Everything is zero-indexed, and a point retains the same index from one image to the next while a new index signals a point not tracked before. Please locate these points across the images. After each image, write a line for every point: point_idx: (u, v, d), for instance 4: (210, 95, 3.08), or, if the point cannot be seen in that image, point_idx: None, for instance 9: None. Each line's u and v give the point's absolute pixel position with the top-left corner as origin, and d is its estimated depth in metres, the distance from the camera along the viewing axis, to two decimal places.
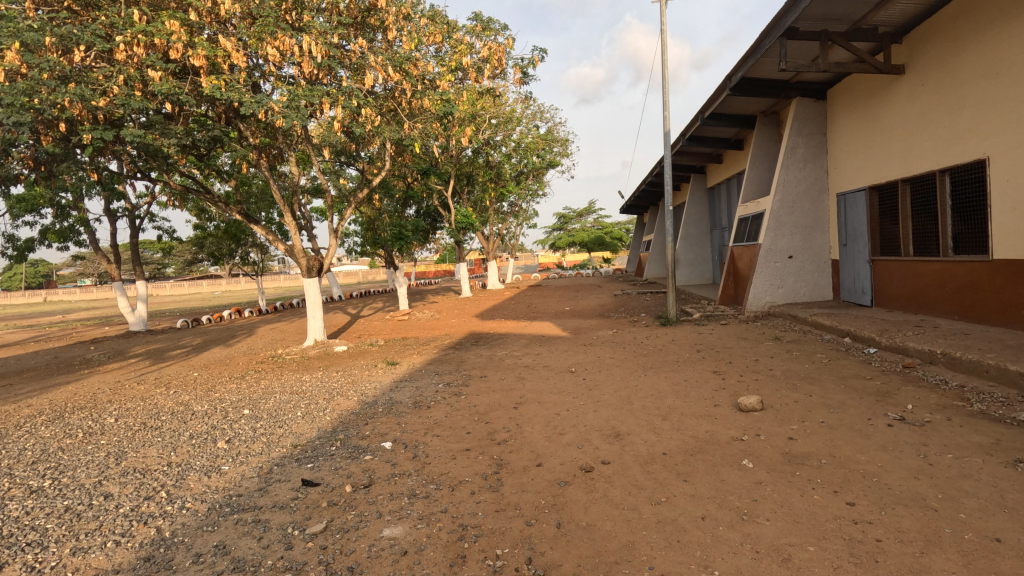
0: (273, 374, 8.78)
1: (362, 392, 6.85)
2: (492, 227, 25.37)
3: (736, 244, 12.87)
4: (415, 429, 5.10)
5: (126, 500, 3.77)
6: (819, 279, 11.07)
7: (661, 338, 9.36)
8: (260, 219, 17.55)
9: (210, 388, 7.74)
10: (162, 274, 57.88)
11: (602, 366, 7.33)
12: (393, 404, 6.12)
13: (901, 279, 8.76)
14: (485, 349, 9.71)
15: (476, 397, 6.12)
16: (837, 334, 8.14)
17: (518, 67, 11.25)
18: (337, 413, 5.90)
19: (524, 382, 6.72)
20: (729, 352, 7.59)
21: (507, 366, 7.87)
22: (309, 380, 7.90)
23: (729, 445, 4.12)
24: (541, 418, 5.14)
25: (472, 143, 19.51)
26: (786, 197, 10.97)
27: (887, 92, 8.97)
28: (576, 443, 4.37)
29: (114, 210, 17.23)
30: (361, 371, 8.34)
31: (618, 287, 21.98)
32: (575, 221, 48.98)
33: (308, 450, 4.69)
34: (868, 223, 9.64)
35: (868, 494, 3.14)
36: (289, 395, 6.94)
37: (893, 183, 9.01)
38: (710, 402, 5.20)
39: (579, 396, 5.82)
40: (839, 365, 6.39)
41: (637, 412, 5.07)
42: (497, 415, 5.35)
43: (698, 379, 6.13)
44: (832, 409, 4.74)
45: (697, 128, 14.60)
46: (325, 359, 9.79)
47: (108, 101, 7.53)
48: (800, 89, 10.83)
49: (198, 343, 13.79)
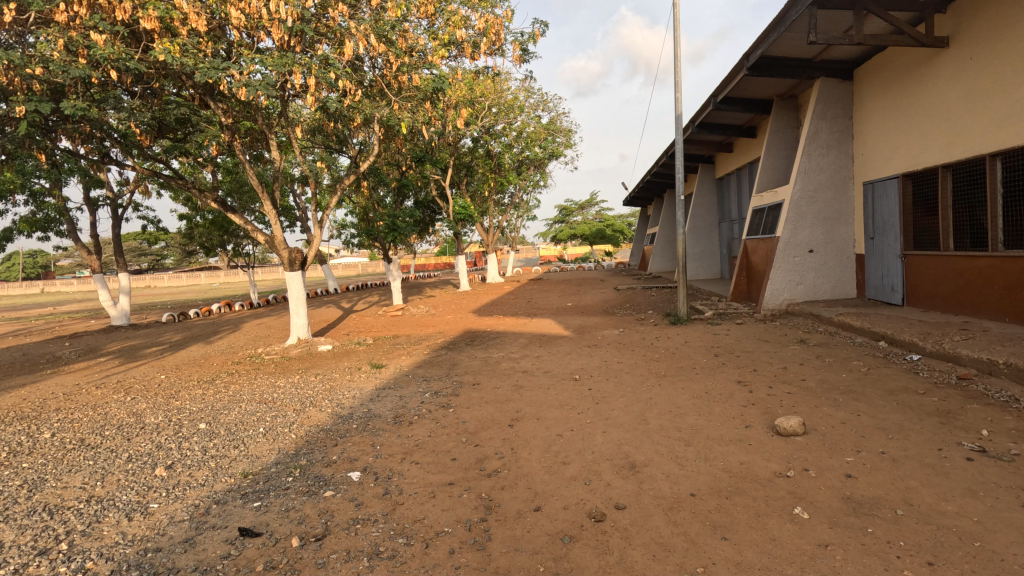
0: (247, 376, 7.99)
1: (338, 402, 6.06)
2: (491, 219, 24.53)
3: (751, 237, 12.03)
4: (391, 454, 4.30)
5: (13, 556, 2.97)
6: (841, 275, 10.27)
7: (673, 338, 8.55)
8: (248, 210, 16.79)
9: (173, 394, 6.95)
10: (160, 265, 57.13)
11: (610, 373, 6.54)
12: (371, 419, 5.31)
13: (940, 275, 7.96)
14: (480, 350, 8.91)
15: (467, 411, 5.32)
16: (870, 337, 7.34)
17: (517, 42, 10.34)
18: (304, 430, 5.09)
19: (522, 392, 5.91)
20: (751, 357, 6.79)
21: (503, 371, 7.07)
22: (284, 386, 7.12)
23: (774, 484, 3.34)
24: (540, 440, 4.35)
25: (470, 130, 18.71)
26: (807, 186, 10.14)
27: (928, 68, 8.08)
28: (582, 478, 3.60)
29: (94, 199, 16.43)
30: (342, 375, 7.55)
31: (622, 281, 21.04)
32: (577, 214, 48.11)
33: (259, 482, 3.88)
34: (900, 214, 8.81)
35: (978, 572, 2.36)
36: (257, 405, 6.14)
37: (931, 170, 8.17)
38: (741, 423, 4.40)
39: (584, 411, 5.03)
40: (880, 376, 5.59)
41: (655, 435, 4.26)
42: (489, 436, 4.55)
43: (722, 392, 5.31)
44: (891, 434, 3.95)
45: (708, 114, 13.74)
46: (306, 360, 9.02)
47: (45, 68, 6.72)
48: (824, 68, 9.96)
49: (178, 339, 12.98)
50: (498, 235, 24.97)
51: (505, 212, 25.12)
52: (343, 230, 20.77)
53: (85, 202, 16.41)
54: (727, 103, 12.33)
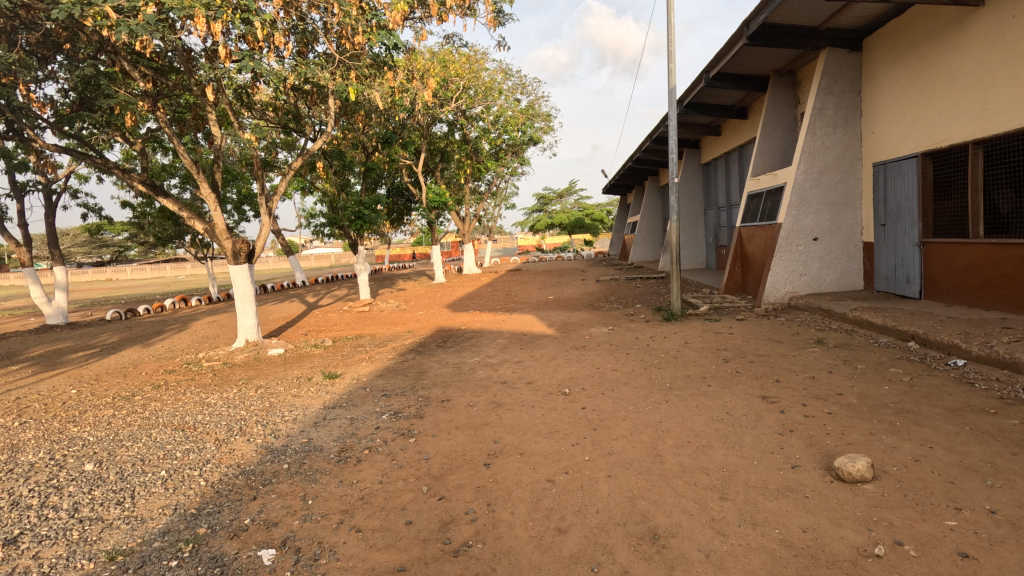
0: (174, 390, 6.73)
1: (274, 427, 4.90)
2: (467, 207, 23.30)
3: (746, 225, 11.12)
4: (324, 516, 3.18)
5: None
6: (847, 265, 9.42)
7: (671, 338, 7.58)
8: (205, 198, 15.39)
9: (74, 418, 5.64)
10: (122, 257, 54.23)
11: (604, 384, 5.51)
12: (308, 456, 4.15)
13: (967, 265, 7.11)
14: (454, 353, 7.81)
15: (432, 443, 4.21)
16: (897, 337, 6.44)
17: (490, 2, 9.13)
18: (218, 473, 3.91)
19: (501, 413, 4.83)
20: (768, 363, 5.84)
21: (477, 383, 5.95)
22: (215, 404, 5.87)
23: (865, 573, 2.32)
24: (524, 491, 3.29)
25: (444, 112, 17.50)
26: (811, 168, 9.25)
27: (957, 31, 7.18)
28: (587, 561, 2.56)
29: (23, 184, 14.74)
30: (289, 389, 6.36)
31: (605, 273, 20.02)
32: (556, 203, 47.13)
33: (127, 571, 2.71)
34: (919, 198, 7.95)
35: None
36: (171, 433, 4.90)
37: (958, 147, 7.29)
38: (785, 462, 3.40)
39: (579, 442, 3.98)
40: (931, 388, 4.66)
41: (676, 482, 3.24)
42: (458, 483, 3.47)
43: (747, 413, 4.32)
44: (990, 480, 2.99)
45: (698, 93, 12.75)
46: (250, 368, 7.77)
47: None
48: (830, 38, 9.04)
49: (113, 342, 11.48)
50: (475, 224, 23.74)
51: (482, 201, 23.87)
52: (311, 220, 19.30)
53: (12, 187, 14.69)
54: (720, 79, 11.35)
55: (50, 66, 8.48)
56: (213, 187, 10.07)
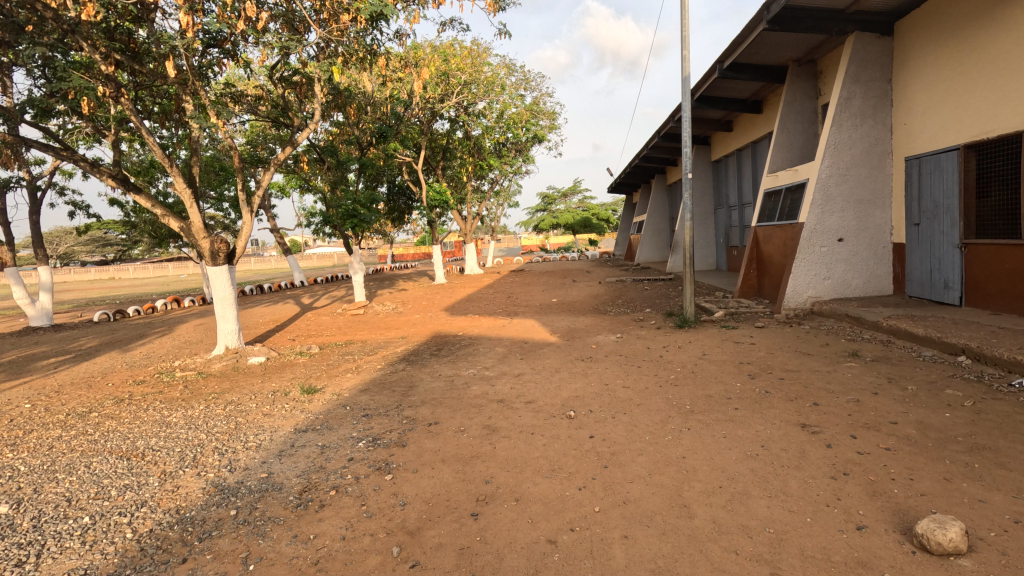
0: (134, 406, 6.05)
1: (232, 458, 4.22)
2: (470, 207, 22.56)
3: (763, 225, 10.39)
4: None
5: None
6: (874, 267, 8.69)
7: (686, 350, 6.86)
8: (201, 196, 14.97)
9: (14, 441, 4.97)
10: (124, 256, 53.77)
11: (615, 406, 4.79)
12: (263, 498, 3.47)
13: (1018, 269, 6.39)
14: (448, 364, 7.11)
15: (411, 483, 3.52)
16: (942, 350, 5.72)
17: None
18: (151, 522, 3.23)
19: (495, 442, 4.14)
20: (801, 381, 5.12)
21: (471, 402, 5.25)
22: (174, 425, 5.18)
23: None
24: (518, 558, 2.60)
25: (445, 106, 16.77)
26: (837, 162, 8.52)
27: (1006, 8, 6.45)
28: None
29: (7, 181, 14.16)
30: (262, 407, 5.68)
31: (611, 274, 19.29)
32: (560, 202, 46.35)
33: None
34: (959, 195, 7.23)
35: None
36: (114, 463, 4.23)
37: (1007, 138, 6.55)
38: (848, 522, 2.69)
39: (585, 486, 3.28)
40: (1003, 418, 3.92)
41: (712, 549, 2.55)
42: (437, 543, 2.79)
43: (787, 448, 3.61)
44: None
45: (711, 85, 12.01)
46: (225, 380, 7.09)
47: None
48: (859, 22, 8.32)
49: (91, 346, 10.84)
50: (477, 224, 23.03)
51: (484, 200, 23.16)
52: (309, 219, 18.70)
53: None
54: (736, 70, 10.61)
55: (11, 51, 7.84)
56: (193, 183, 9.38)
